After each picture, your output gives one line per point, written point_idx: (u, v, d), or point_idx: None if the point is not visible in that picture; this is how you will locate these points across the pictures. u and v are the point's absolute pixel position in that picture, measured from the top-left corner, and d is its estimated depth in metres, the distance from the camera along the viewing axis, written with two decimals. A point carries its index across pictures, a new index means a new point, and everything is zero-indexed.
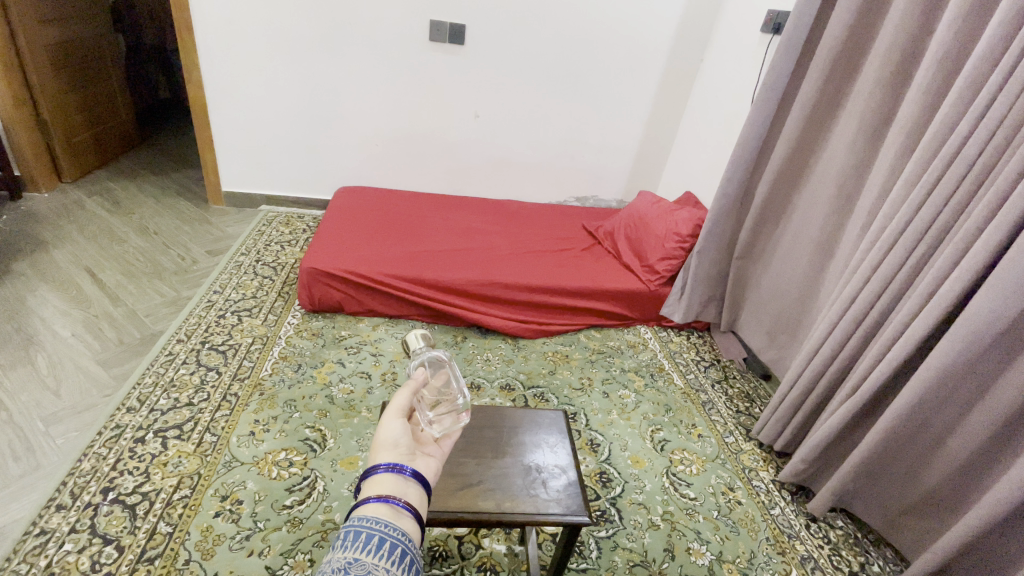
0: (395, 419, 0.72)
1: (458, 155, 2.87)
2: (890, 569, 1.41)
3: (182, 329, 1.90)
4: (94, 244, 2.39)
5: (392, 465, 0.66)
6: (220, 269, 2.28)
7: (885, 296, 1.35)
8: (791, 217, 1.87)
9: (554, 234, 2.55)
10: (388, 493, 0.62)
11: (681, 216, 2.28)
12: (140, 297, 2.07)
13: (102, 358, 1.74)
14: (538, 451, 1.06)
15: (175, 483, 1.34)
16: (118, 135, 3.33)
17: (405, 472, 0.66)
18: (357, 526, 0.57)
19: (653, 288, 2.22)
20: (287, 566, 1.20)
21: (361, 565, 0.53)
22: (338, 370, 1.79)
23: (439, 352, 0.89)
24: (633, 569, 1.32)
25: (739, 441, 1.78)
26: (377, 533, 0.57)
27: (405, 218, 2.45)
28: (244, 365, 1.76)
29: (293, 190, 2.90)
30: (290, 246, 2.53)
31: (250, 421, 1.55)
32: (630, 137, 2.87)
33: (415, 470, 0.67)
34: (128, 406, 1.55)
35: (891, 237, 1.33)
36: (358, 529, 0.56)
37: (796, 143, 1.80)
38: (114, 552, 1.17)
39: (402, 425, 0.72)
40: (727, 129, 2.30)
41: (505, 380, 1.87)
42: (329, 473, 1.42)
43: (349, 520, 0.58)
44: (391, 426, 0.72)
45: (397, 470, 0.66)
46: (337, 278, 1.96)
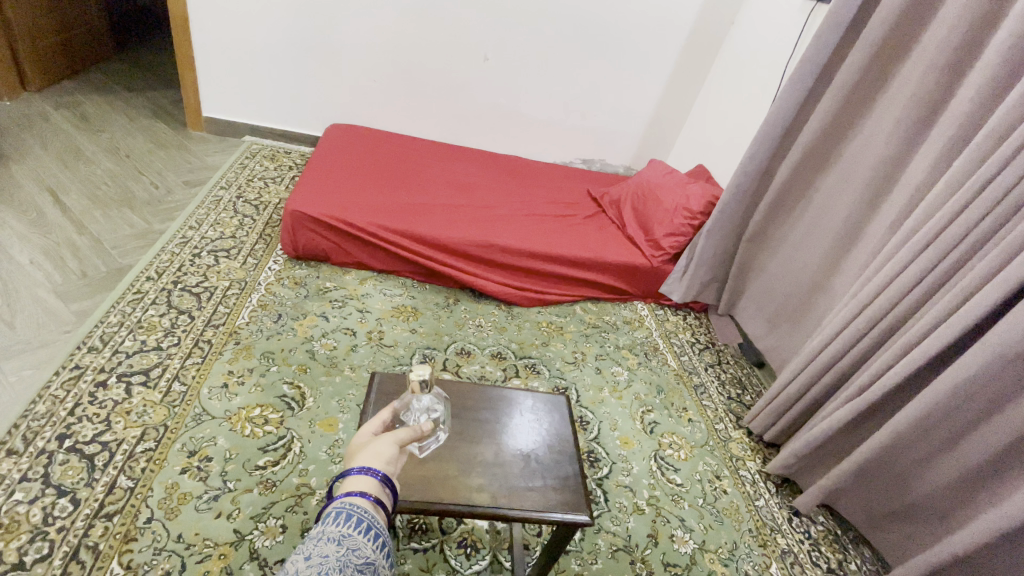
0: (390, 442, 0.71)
1: (462, 101, 2.67)
2: (866, 568, 1.42)
3: (153, 265, 1.75)
4: (59, 163, 2.19)
5: (363, 466, 0.66)
6: (197, 203, 2.11)
7: (908, 299, 1.29)
8: (811, 204, 1.78)
9: (557, 197, 2.42)
10: (366, 489, 0.62)
11: (693, 191, 2.16)
12: (108, 226, 1.91)
13: (62, 290, 1.60)
14: (515, 436, 0.97)
15: (139, 434, 1.25)
16: (90, 42, 3.01)
17: (374, 475, 0.65)
18: (345, 509, 0.59)
19: (656, 264, 2.12)
20: (258, 530, 1.13)
21: (352, 540, 0.56)
22: (321, 324, 1.68)
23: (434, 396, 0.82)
24: (615, 554, 1.30)
25: (729, 429, 1.75)
26: (364, 519, 0.59)
27: (401, 166, 2.28)
28: (220, 310, 1.64)
29: (281, 123, 2.68)
30: (276, 184, 2.36)
31: (223, 372, 1.45)
32: (646, 99, 2.69)
33: (385, 472, 0.66)
34: (90, 345, 1.43)
35: (926, 237, 1.25)
36: (347, 509, 0.59)
37: (829, 125, 1.68)
38: (69, 506, 1.09)
39: (394, 448, 0.70)
40: (753, 101, 2.16)
41: (496, 348, 1.79)
42: (307, 434, 1.35)
43: (335, 504, 0.60)
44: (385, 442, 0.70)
45: (369, 472, 0.65)
46: (325, 225, 1.82)
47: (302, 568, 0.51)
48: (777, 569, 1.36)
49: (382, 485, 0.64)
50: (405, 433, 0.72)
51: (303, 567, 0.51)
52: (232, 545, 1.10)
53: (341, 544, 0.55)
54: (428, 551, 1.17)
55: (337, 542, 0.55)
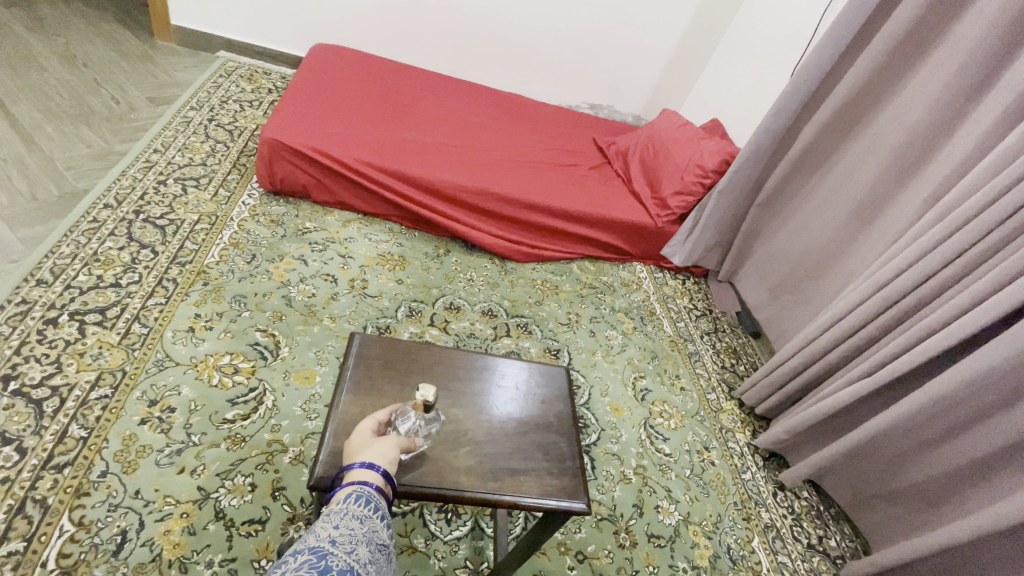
0: (389, 445, 0.69)
1: (463, 27, 2.41)
2: (845, 545, 1.42)
3: (112, 192, 1.58)
4: (5, 67, 1.93)
5: (366, 461, 0.65)
6: (164, 123, 1.90)
7: (933, 281, 1.21)
8: (835, 169, 1.66)
9: (560, 144, 2.24)
10: (371, 478, 0.63)
11: (707, 147, 2.01)
12: (61, 144, 1.70)
13: (7, 213, 1.43)
14: (499, 401, 0.90)
15: (93, 379, 1.14)
16: None
17: (376, 470, 0.65)
18: (365, 493, 0.60)
19: (660, 224, 2.00)
20: (224, 489, 1.06)
21: (371, 523, 0.57)
22: (298, 268, 1.55)
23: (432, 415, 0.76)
24: (599, 523, 1.26)
25: (721, 400, 1.71)
26: (379, 507, 0.60)
27: (394, 98, 2.08)
28: (187, 246, 1.49)
29: (260, 38, 2.41)
30: (252, 108, 2.14)
31: (189, 315, 1.33)
32: (664, 40, 2.47)
33: (387, 469, 0.66)
34: (38, 278, 1.28)
35: (964, 216, 1.15)
36: (366, 494, 0.60)
37: (867, 82, 1.53)
38: (13, 456, 0.99)
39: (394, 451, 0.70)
40: (782, 51, 1.97)
41: (487, 305, 1.69)
42: (280, 387, 1.25)
43: (351, 486, 0.61)
44: (385, 444, 0.69)
45: (369, 467, 0.65)
46: (306, 158, 1.65)
47: (335, 535, 0.52)
48: (759, 544, 1.34)
49: (384, 480, 0.65)
50: (404, 440, 0.72)
51: (336, 534, 0.52)
52: (195, 504, 1.02)
53: (364, 522, 0.56)
54: (406, 516, 1.12)
55: (360, 520, 0.56)
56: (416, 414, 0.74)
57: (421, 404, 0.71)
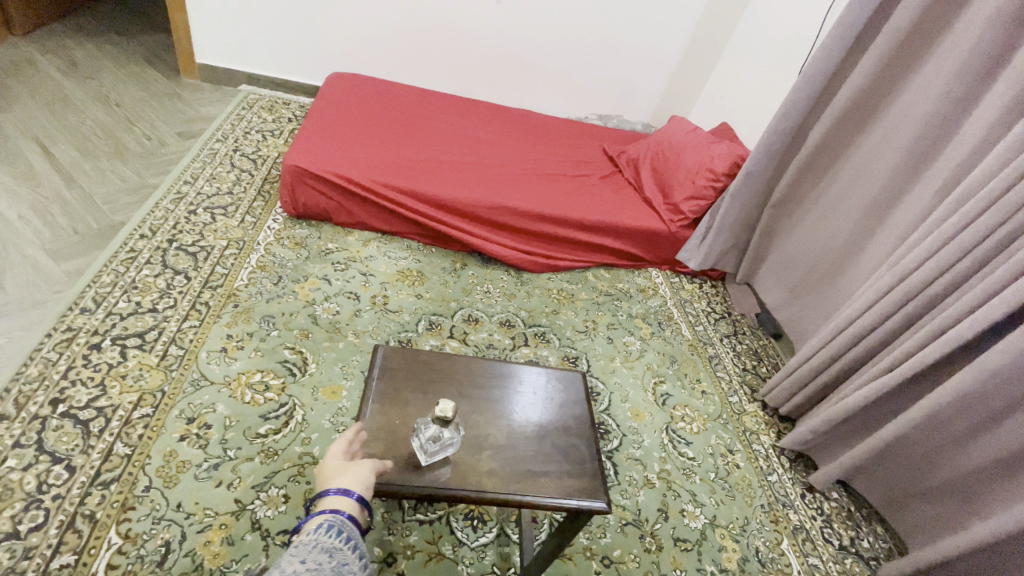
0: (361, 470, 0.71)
1: (471, 48, 2.49)
2: (879, 546, 1.39)
3: (147, 223, 1.67)
4: (46, 111, 2.07)
5: (341, 488, 0.67)
6: (193, 156, 2.00)
7: (951, 272, 1.21)
8: (847, 166, 1.66)
9: (570, 156, 2.28)
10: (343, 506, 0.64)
11: (717, 151, 2.03)
12: (99, 180, 1.81)
13: (52, 247, 1.53)
14: (528, 410, 0.93)
15: (135, 400, 1.20)
16: None
17: (349, 497, 0.66)
18: (336, 523, 0.61)
19: (674, 229, 2.02)
20: (259, 501, 1.10)
21: (342, 554, 0.58)
22: (322, 287, 1.61)
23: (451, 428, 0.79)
24: (624, 528, 1.27)
25: (743, 402, 1.70)
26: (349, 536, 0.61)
27: (407, 120, 2.15)
28: (217, 271, 1.57)
29: (279, 71, 2.53)
30: (274, 137, 2.24)
31: (222, 335, 1.39)
32: (669, 49, 2.51)
33: (362, 495, 0.67)
34: (82, 306, 1.37)
35: (978, 206, 1.15)
36: (337, 524, 0.61)
37: (874, 78, 1.54)
38: (64, 473, 1.05)
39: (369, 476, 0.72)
40: (788, 53, 1.99)
41: (505, 315, 1.72)
42: (309, 402, 1.30)
43: (324, 515, 0.62)
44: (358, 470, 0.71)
45: (343, 493, 0.66)
46: (327, 182, 1.73)
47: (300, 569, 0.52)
48: (788, 546, 1.33)
49: (359, 506, 0.66)
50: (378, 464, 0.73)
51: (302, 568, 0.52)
52: (232, 515, 1.07)
53: (333, 556, 0.56)
54: (434, 523, 1.14)
55: (330, 553, 0.56)
56: (435, 427, 0.78)
57: (440, 418, 0.74)
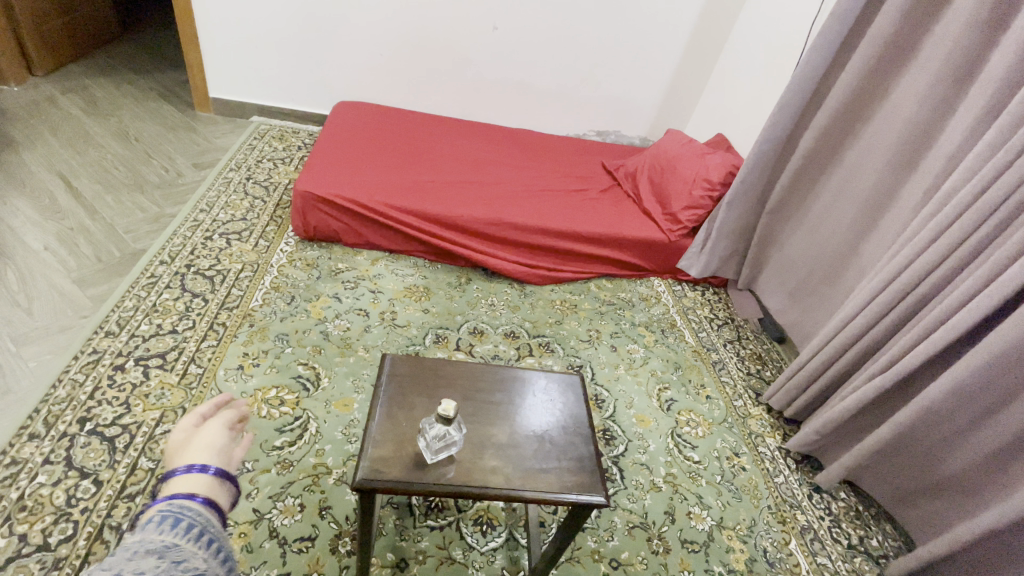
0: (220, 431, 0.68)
1: (471, 73, 2.59)
2: (888, 544, 1.40)
3: (165, 249, 1.75)
4: (70, 149, 2.19)
5: (191, 466, 0.61)
6: (208, 186, 2.10)
7: (940, 268, 1.24)
8: (838, 171, 1.70)
9: (570, 171, 2.35)
10: (195, 490, 0.58)
11: (712, 161, 2.08)
12: (120, 211, 1.91)
13: (77, 275, 1.61)
14: (537, 416, 0.96)
15: (158, 417, 1.26)
16: (96, 25, 2.96)
17: (207, 472, 0.61)
18: (173, 513, 0.53)
19: (673, 239, 2.07)
20: (276, 509, 1.15)
21: (178, 551, 0.50)
22: (333, 305, 1.67)
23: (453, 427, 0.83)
24: (632, 531, 1.29)
25: (748, 406, 1.72)
26: (194, 522, 0.54)
27: (411, 143, 2.24)
28: (233, 293, 1.64)
29: (288, 102, 2.65)
30: (285, 164, 2.33)
31: (239, 354, 1.45)
32: (662, 66, 2.59)
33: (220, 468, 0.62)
34: (107, 329, 1.44)
35: (962, 204, 1.19)
36: (174, 515, 0.53)
37: (858, 86, 1.59)
38: (92, 487, 1.11)
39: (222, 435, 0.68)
40: (777, 65, 2.06)
41: (510, 327, 1.77)
42: (322, 415, 1.35)
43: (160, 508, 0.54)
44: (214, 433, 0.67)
45: (200, 469, 0.61)
46: (336, 205, 1.81)
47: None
48: (796, 546, 1.34)
49: (216, 481, 0.61)
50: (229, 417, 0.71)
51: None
52: (251, 524, 1.11)
53: (162, 558, 0.48)
54: (444, 529, 1.18)
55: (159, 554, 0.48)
56: (438, 426, 0.83)
57: (442, 417, 0.79)
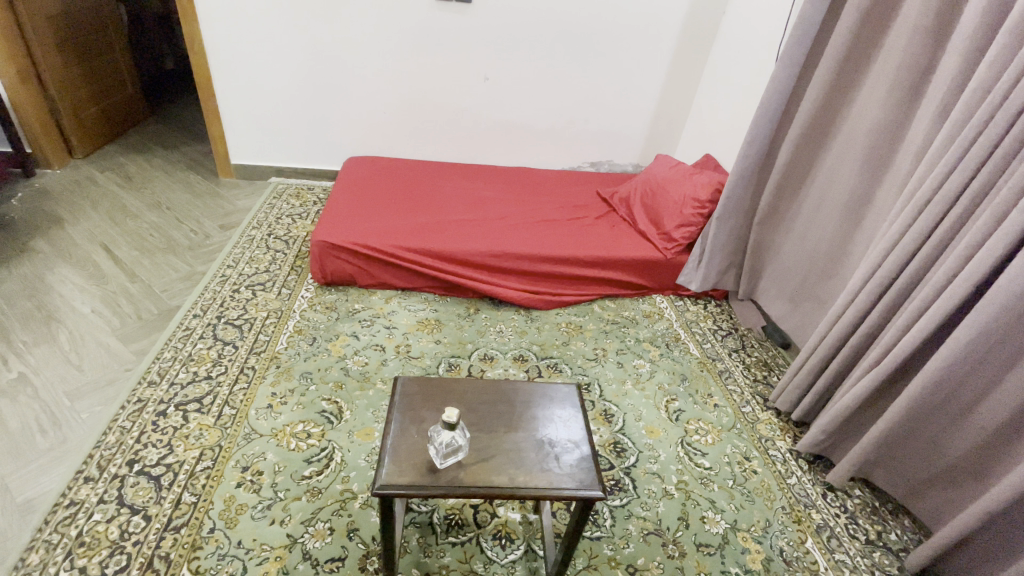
0: None
1: (468, 120, 2.78)
2: (907, 538, 1.41)
3: (198, 303, 1.91)
4: (109, 221, 2.40)
5: None
6: (233, 243, 2.28)
7: (914, 261, 1.31)
8: (817, 179, 1.79)
9: (567, 201, 2.48)
10: None
11: (699, 180, 2.20)
12: (156, 273, 2.09)
13: (121, 333, 1.77)
14: (550, 425, 1.05)
15: (197, 455, 1.37)
16: (126, 109, 3.26)
17: None
18: None
19: (669, 256, 2.16)
20: (308, 533, 1.23)
21: None
22: (352, 343, 1.79)
23: (457, 434, 0.94)
24: (647, 537, 1.33)
25: (756, 411, 1.76)
26: None
27: (416, 189, 2.41)
28: (260, 338, 1.77)
29: (301, 161, 2.86)
30: (301, 219, 2.52)
31: (267, 394, 1.57)
32: (646, 98, 2.75)
33: None
34: (149, 379, 1.58)
35: (925, 200, 1.28)
36: None
37: (823, 100, 1.70)
38: (142, 522, 1.21)
39: None
40: (751, 87, 2.20)
41: (518, 351, 1.86)
42: (346, 444, 1.45)
43: None
44: None
45: None
46: (350, 251, 1.95)
47: None
48: (812, 544, 1.36)
49: None
50: None
51: None
52: (286, 548, 1.20)
53: None
54: (465, 544, 1.24)
55: None
56: (445, 432, 0.93)
57: (447, 424, 0.90)
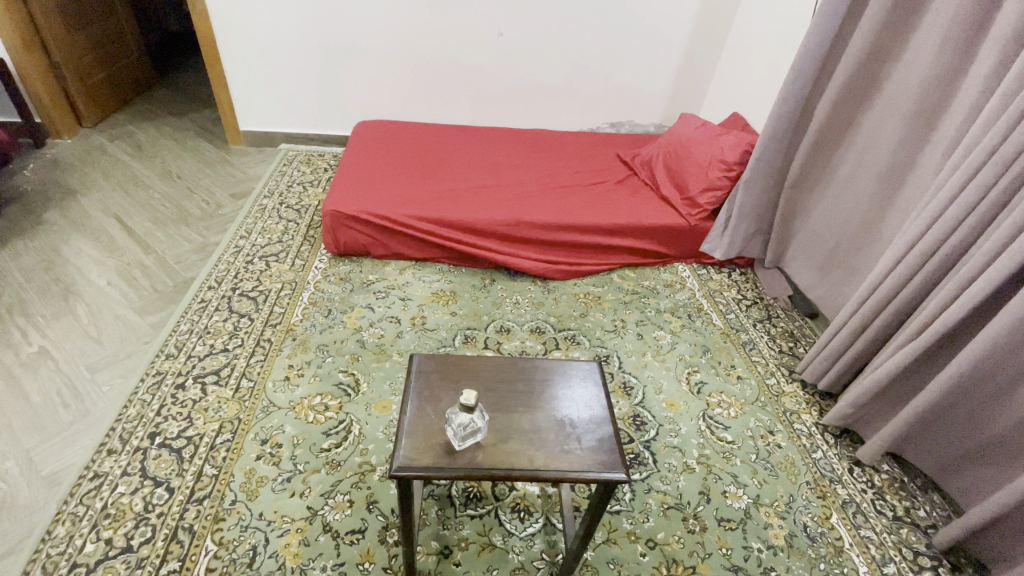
0: None
1: (481, 80, 2.66)
2: (936, 515, 1.37)
3: (212, 275, 1.90)
4: (121, 191, 2.38)
5: None
6: (245, 213, 2.25)
7: (962, 229, 1.21)
8: (856, 138, 1.67)
9: (585, 165, 2.38)
10: None
11: (726, 141, 2.07)
12: (170, 245, 2.07)
13: (138, 306, 1.77)
14: (570, 404, 1.01)
15: (217, 428, 1.38)
16: (132, 74, 3.18)
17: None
18: None
19: (693, 223, 2.07)
20: (328, 506, 1.24)
21: None
22: (367, 315, 1.77)
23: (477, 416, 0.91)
24: (666, 512, 1.32)
25: (781, 383, 1.71)
26: None
27: (429, 155, 2.33)
28: (275, 311, 1.76)
29: (311, 127, 2.78)
30: (313, 186, 2.47)
31: (284, 366, 1.56)
32: (670, 52, 2.58)
33: None
34: (167, 352, 1.58)
35: (977, 163, 1.17)
36: None
37: (867, 51, 1.56)
38: (165, 494, 1.23)
39: None
40: (785, 38, 2.03)
41: (535, 323, 1.82)
42: (364, 417, 1.44)
43: None
44: None
45: None
46: (361, 221, 1.91)
47: None
48: (837, 520, 1.33)
49: None
50: None
51: None
52: (306, 520, 1.21)
53: None
54: (483, 517, 1.24)
55: None
56: (463, 414, 0.89)
57: (465, 407, 0.87)
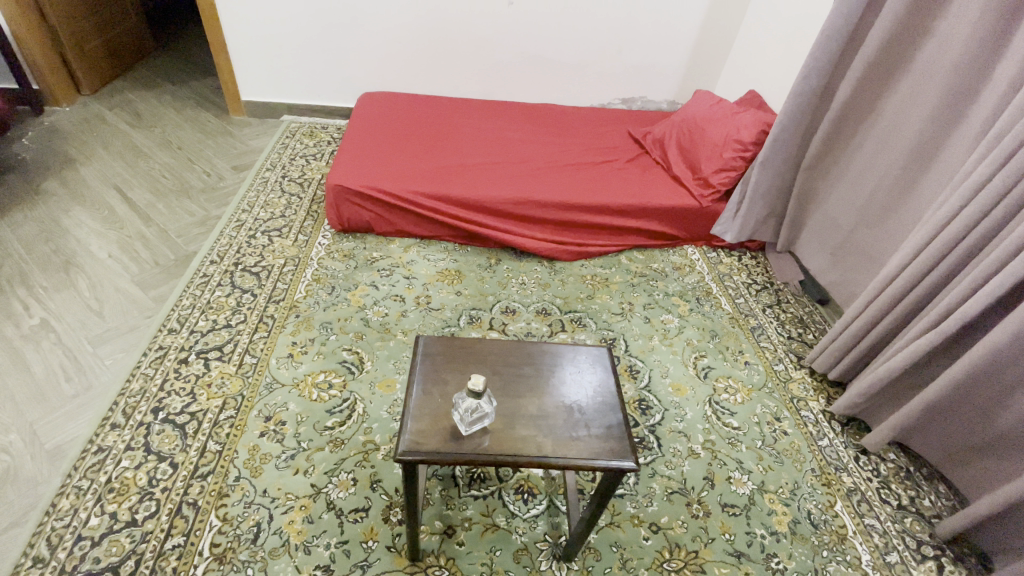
0: None
1: (490, 51, 2.57)
2: (941, 504, 1.36)
3: (214, 250, 1.87)
4: (121, 161, 2.34)
5: None
6: (247, 186, 2.20)
7: (988, 218, 1.17)
8: (879, 120, 1.60)
9: (595, 143, 2.32)
10: None
11: (742, 120, 2.00)
12: (171, 217, 2.04)
13: (140, 279, 1.75)
14: (576, 390, 0.99)
15: (220, 404, 1.37)
16: (130, 40, 3.09)
17: None
18: None
19: (704, 204, 2.02)
20: (332, 483, 1.24)
21: None
22: (371, 293, 1.75)
23: (484, 402, 0.89)
24: (670, 496, 1.31)
25: (789, 370, 1.69)
26: None
27: (434, 129, 2.26)
28: (278, 287, 1.74)
29: (315, 98, 2.71)
30: (316, 160, 2.42)
31: (287, 343, 1.55)
32: (687, 25, 2.48)
33: None
34: (169, 327, 1.57)
35: (1009, 149, 1.11)
36: None
37: (896, 27, 1.48)
38: (169, 470, 1.23)
39: None
40: (809, 12, 1.94)
41: (541, 304, 1.80)
42: (368, 396, 1.43)
43: None
44: None
45: None
46: (365, 197, 1.87)
47: None
48: (842, 508, 1.33)
49: None
50: None
51: None
52: (310, 497, 1.21)
53: None
54: (487, 498, 1.24)
55: None
56: (470, 399, 0.87)
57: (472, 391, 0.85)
